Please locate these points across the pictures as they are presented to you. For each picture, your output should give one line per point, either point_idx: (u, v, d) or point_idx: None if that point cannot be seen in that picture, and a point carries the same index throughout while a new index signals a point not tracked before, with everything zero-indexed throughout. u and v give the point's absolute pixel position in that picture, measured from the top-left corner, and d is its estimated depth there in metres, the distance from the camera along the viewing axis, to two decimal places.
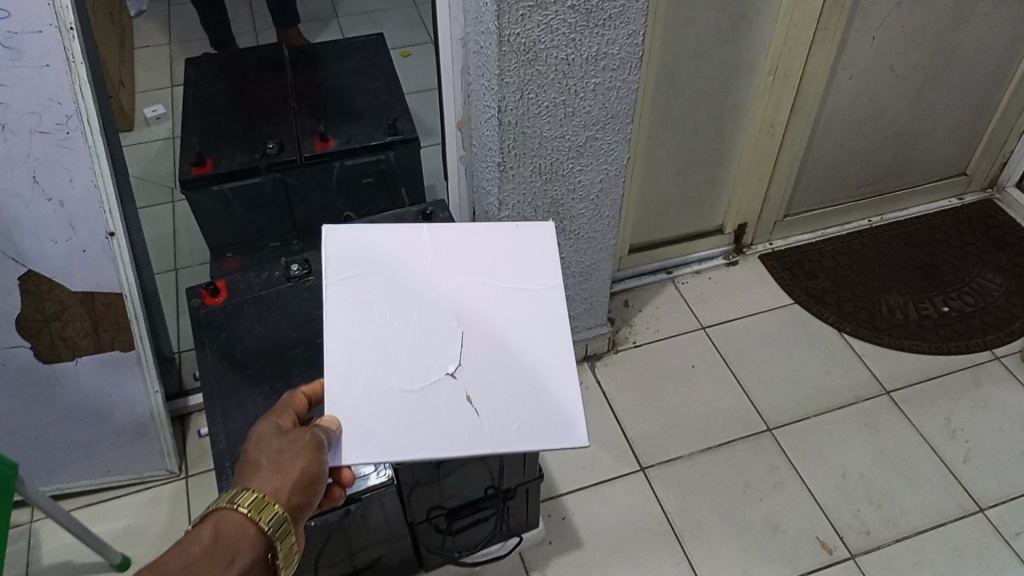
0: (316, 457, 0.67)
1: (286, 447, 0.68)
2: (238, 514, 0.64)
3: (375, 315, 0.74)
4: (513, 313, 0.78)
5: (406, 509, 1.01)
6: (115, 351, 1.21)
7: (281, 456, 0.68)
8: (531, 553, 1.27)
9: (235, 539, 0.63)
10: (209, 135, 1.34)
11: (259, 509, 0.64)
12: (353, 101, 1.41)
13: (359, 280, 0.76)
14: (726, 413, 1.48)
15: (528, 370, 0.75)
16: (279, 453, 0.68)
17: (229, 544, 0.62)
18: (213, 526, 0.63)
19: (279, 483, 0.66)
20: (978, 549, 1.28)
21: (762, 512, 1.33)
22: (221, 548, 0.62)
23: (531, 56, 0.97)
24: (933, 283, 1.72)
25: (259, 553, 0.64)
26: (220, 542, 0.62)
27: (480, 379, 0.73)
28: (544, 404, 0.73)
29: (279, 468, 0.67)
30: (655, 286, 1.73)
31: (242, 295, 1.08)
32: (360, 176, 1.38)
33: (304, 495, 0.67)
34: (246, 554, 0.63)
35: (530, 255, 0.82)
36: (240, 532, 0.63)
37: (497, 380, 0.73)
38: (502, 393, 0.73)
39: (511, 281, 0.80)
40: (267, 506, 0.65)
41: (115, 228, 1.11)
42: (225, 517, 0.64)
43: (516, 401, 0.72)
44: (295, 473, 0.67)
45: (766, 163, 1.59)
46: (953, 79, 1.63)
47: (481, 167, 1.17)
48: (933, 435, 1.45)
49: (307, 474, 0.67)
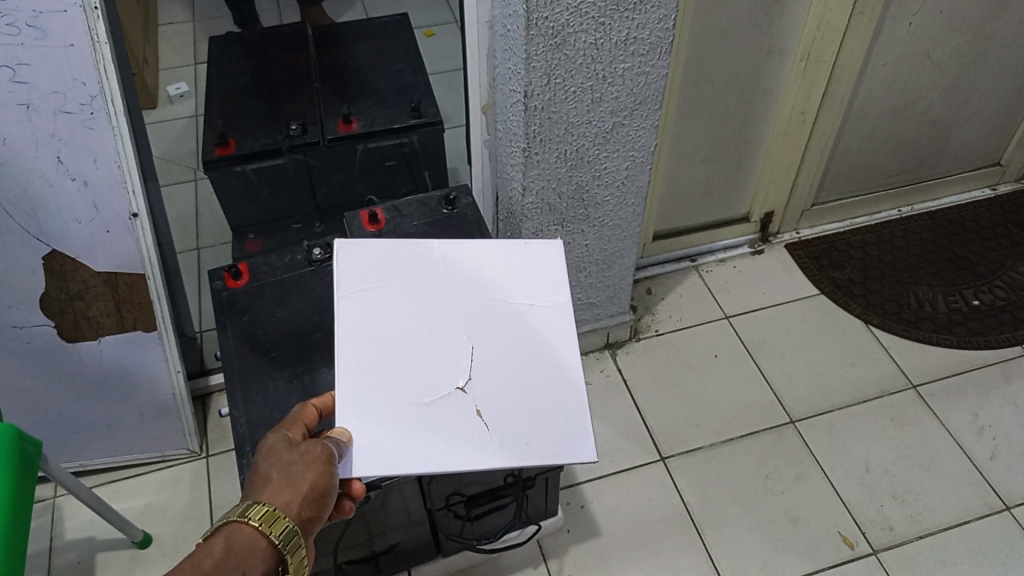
0: (329, 472, 0.67)
1: (296, 460, 0.66)
2: (249, 528, 0.62)
3: (384, 330, 0.74)
4: (525, 322, 0.78)
5: (425, 496, 1.00)
6: (137, 332, 1.21)
7: (292, 469, 0.66)
8: (549, 541, 1.27)
9: (246, 554, 0.61)
10: (232, 117, 1.34)
11: (270, 522, 0.62)
12: (376, 83, 1.40)
13: (369, 295, 0.76)
14: (750, 404, 1.47)
15: (541, 382, 0.75)
16: (289, 466, 0.66)
17: (242, 557, 0.60)
18: (225, 539, 0.61)
19: (290, 496, 0.64)
20: (1004, 547, 1.26)
21: (783, 505, 1.32)
22: (231, 562, 0.60)
23: (559, 41, 0.95)
24: (964, 275, 1.69)
25: (270, 568, 0.62)
26: (231, 555, 0.60)
27: (489, 392, 0.73)
28: (554, 416, 0.74)
29: (289, 482, 0.65)
30: (678, 274, 1.71)
31: (264, 278, 1.07)
32: (382, 159, 1.36)
33: (313, 508, 0.65)
34: (257, 568, 0.61)
35: (540, 270, 0.82)
36: (251, 544, 0.61)
37: (508, 392, 0.74)
38: (512, 406, 0.73)
39: (522, 295, 0.80)
40: (278, 520, 0.63)
41: (139, 209, 1.11)
42: (236, 530, 0.62)
43: (527, 414, 0.73)
44: (304, 486, 0.65)
45: (795, 150, 1.56)
46: (991, 67, 1.58)
47: (505, 152, 1.15)
48: (960, 431, 1.42)
49: (317, 487, 0.65)
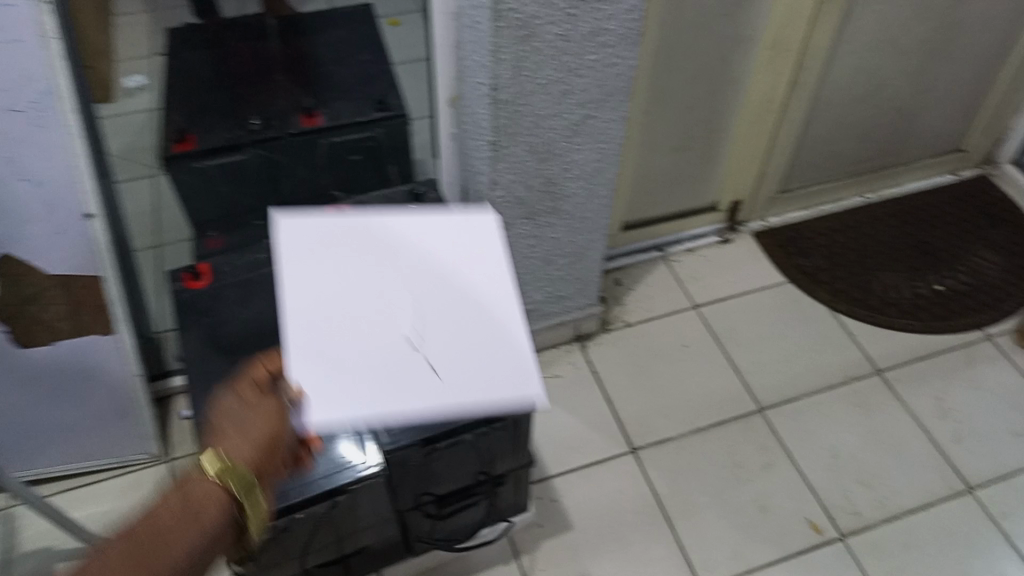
0: (279, 419, 0.65)
1: (247, 411, 0.65)
2: (203, 480, 0.62)
3: (329, 291, 0.71)
4: (467, 280, 0.76)
5: (394, 496, 0.99)
6: (94, 336, 1.18)
7: (243, 421, 0.65)
8: (520, 535, 1.27)
9: (202, 506, 0.60)
10: (193, 112, 1.31)
11: (224, 471, 0.62)
12: (340, 75, 1.38)
13: (310, 257, 0.73)
14: (719, 393, 1.47)
15: (489, 336, 0.73)
16: (240, 418, 0.65)
17: (198, 508, 0.60)
18: (180, 492, 0.61)
19: (242, 445, 0.63)
20: (968, 529, 1.28)
21: (753, 493, 1.33)
22: (188, 514, 0.60)
23: (527, 33, 0.94)
24: (928, 261, 1.71)
25: (227, 516, 0.61)
26: (188, 505, 0.60)
27: (441, 350, 0.71)
28: (504, 367, 0.71)
29: (240, 431, 0.64)
30: (647, 264, 1.70)
31: (226, 278, 1.05)
32: (347, 153, 1.34)
33: (268, 456, 0.64)
34: (213, 517, 0.60)
35: (484, 231, 0.79)
36: (209, 494, 0.61)
37: (460, 350, 0.71)
38: (463, 361, 0.71)
39: (462, 254, 0.77)
40: (233, 467, 0.62)
41: (93, 210, 1.08)
42: (191, 483, 0.61)
43: (477, 368, 0.71)
44: (256, 434, 0.64)
45: (762, 138, 1.57)
46: (955, 53, 1.60)
47: (472, 146, 1.13)
48: (924, 415, 1.44)
49: (271, 435, 0.64)
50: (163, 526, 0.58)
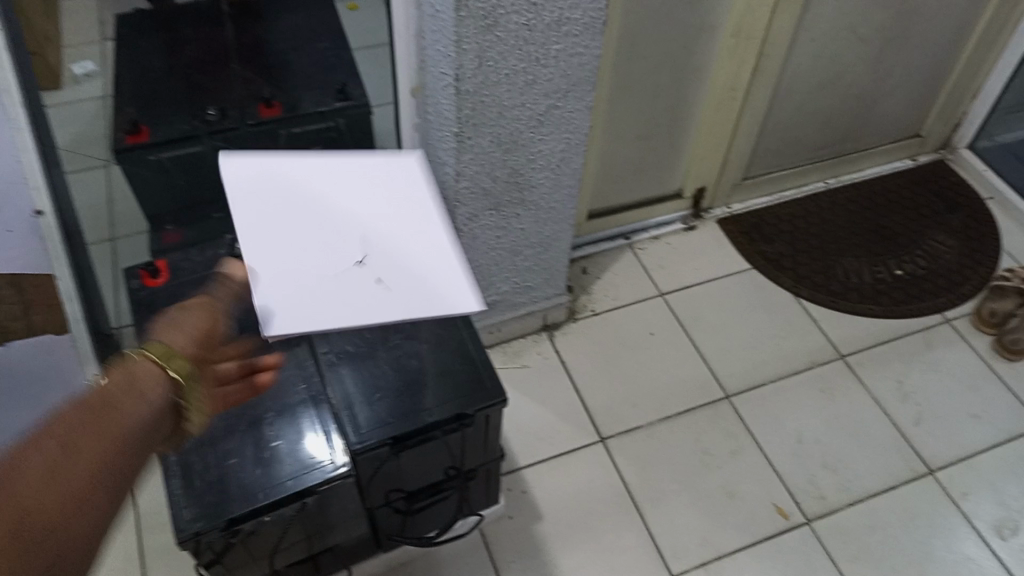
0: (212, 318, 0.63)
1: (178, 314, 0.62)
2: (144, 360, 0.54)
3: (276, 225, 0.73)
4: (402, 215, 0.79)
5: (364, 494, 0.97)
6: (48, 335, 1.15)
7: (173, 320, 0.61)
8: (491, 527, 1.27)
9: (147, 378, 0.53)
10: (146, 103, 1.27)
11: (166, 353, 0.56)
12: (298, 63, 1.34)
13: (253, 198, 0.74)
14: (686, 380, 1.48)
15: (427, 254, 0.76)
16: (172, 319, 0.61)
17: (142, 380, 0.52)
18: (120, 368, 0.52)
19: (180, 335, 0.59)
20: (929, 510, 1.31)
21: (721, 480, 1.34)
22: (132, 382, 0.51)
23: (490, 22, 0.92)
24: (888, 246, 1.74)
25: (171, 396, 0.54)
26: (132, 376, 0.52)
27: (389, 267, 0.73)
28: (441, 281, 0.74)
29: (175, 327, 0.60)
30: (613, 252, 1.70)
31: (185, 276, 1.02)
32: (308, 145, 1.33)
33: (203, 349, 0.60)
34: (158, 393, 0.53)
35: (407, 176, 0.83)
36: (151, 372, 0.53)
37: (405, 267, 0.74)
38: (407, 272, 0.74)
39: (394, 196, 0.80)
40: (172, 353, 0.57)
41: (43, 206, 1.05)
42: (129, 361, 0.54)
43: (418, 279, 0.73)
44: (193, 327, 0.60)
45: (725, 126, 1.57)
46: (913, 40, 1.61)
47: (436, 137, 1.11)
48: (886, 398, 1.47)
49: (206, 331, 0.61)
50: (110, 393, 0.49)
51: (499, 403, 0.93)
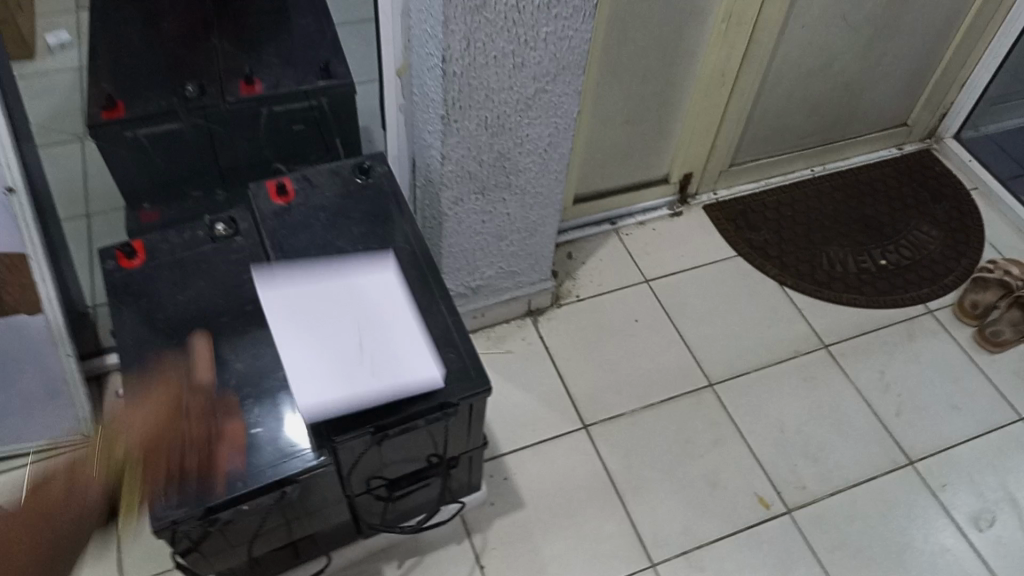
0: (150, 421, 0.75)
1: (131, 410, 0.77)
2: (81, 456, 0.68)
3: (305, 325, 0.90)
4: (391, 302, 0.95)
5: (345, 482, 0.96)
6: (20, 316, 1.10)
7: (117, 423, 0.73)
8: (473, 514, 1.26)
9: (72, 488, 0.64)
10: (122, 77, 1.22)
11: (75, 474, 0.65)
12: (281, 40, 1.31)
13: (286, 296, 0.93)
14: (670, 368, 1.48)
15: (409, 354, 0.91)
16: (122, 417, 0.75)
17: (78, 486, 0.65)
18: (68, 466, 0.66)
19: (91, 451, 0.68)
20: (907, 501, 1.32)
21: (703, 468, 1.34)
22: (69, 489, 0.64)
23: (479, 3, 0.90)
24: (872, 235, 1.74)
25: (82, 518, 0.64)
26: (71, 479, 0.65)
27: (382, 352, 0.90)
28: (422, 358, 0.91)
29: (94, 443, 0.69)
30: (599, 237, 1.69)
31: (162, 256, 0.99)
32: (290, 122, 1.29)
33: (111, 466, 0.69)
34: (88, 500, 0.65)
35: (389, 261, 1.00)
36: (68, 489, 0.64)
37: (394, 350, 0.90)
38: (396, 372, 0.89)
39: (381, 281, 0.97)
40: (87, 464, 0.67)
41: (14, 183, 1.06)
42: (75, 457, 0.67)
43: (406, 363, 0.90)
44: (102, 441, 0.69)
45: (714, 112, 1.55)
46: (903, 29, 1.60)
47: (422, 119, 1.09)
48: (867, 388, 1.47)
49: (127, 444, 0.71)
50: (37, 503, 0.63)
51: (484, 392, 0.92)
